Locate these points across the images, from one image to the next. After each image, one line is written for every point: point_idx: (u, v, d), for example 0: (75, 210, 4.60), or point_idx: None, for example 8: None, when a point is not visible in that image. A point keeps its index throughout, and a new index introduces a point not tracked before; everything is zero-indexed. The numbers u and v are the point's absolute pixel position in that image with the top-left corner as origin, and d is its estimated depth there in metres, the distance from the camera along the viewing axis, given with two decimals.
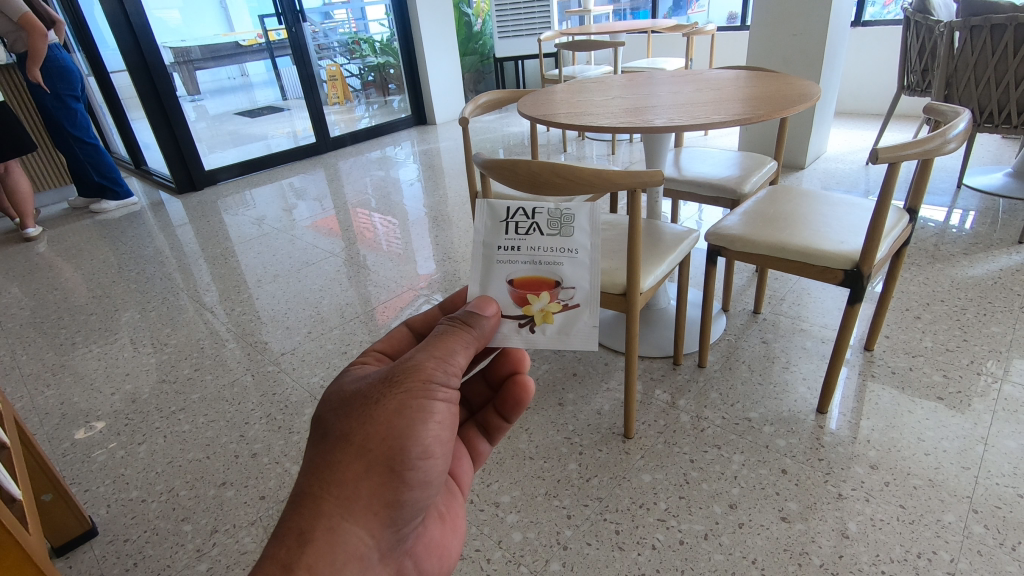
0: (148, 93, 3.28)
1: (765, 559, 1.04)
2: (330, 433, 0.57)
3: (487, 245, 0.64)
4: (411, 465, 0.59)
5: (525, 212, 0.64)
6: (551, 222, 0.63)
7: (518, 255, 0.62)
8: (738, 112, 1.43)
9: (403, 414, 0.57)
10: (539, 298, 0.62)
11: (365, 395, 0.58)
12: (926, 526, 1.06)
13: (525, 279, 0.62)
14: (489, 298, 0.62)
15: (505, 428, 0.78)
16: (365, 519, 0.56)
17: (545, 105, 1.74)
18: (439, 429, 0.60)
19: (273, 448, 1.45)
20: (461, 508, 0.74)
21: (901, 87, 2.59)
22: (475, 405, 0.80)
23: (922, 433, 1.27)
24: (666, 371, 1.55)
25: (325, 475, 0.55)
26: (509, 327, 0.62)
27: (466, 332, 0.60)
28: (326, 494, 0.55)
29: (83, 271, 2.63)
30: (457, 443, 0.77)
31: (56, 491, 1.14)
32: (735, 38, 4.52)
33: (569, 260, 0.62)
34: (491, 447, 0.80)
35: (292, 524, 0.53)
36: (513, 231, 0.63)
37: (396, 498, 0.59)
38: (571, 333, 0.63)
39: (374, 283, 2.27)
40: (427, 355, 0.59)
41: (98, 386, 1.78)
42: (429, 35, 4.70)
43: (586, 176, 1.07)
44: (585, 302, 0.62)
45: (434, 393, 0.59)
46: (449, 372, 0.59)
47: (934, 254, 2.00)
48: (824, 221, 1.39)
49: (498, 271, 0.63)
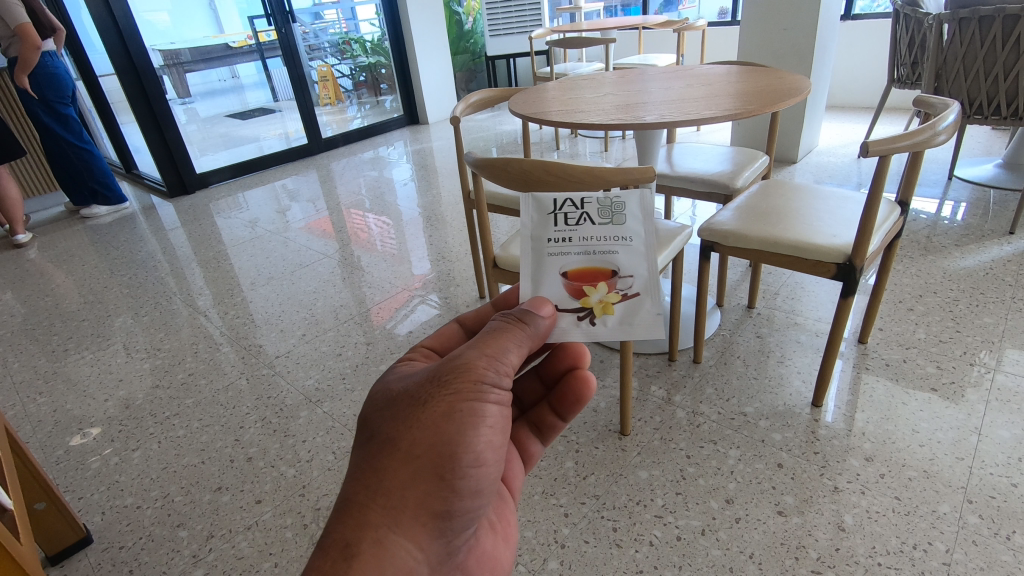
0: (138, 97, 3.26)
1: (761, 553, 1.04)
2: (377, 436, 0.57)
3: (536, 239, 0.63)
4: (462, 474, 0.58)
5: (572, 203, 0.63)
6: (601, 211, 0.62)
7: (570, 246, 0.61)
8: (729, 106, 1.43)
9: (452, 418, 0.57)
10: (596, 289, 0.60)
11: (413, 396, 0.58)
12: (921, 517, 1.07)
13: (579, 270, 0.61)
14: (543, 298, 0.61)
15: (560, 427, 0.77)
16: (413, 531, 0.56)
17: (537, 103, 1.73)
18: (491, 434, 0.59)
19: (269, 452, 1.44)
20: (512, 514, 0.74)
21: (891, 80, 2.60)
22: (527, 404, 0.79)
23: (916, 425, 1.27)
24: (662, 367, 1.55)
25: (371, 484, 0.55)
26: (568, 321, 0.61)
27: (521, 329, 0.59)
28: (373, 503, 0.55)
29: (75, 277, 2.60)
30: (510, 444, 0.77)
31: (49, 499, 1.13)
32: (725, 34, 4.52)
33: (624, 248, 0.61)
34: (544, 448, 0.79)
35: (337, 536, 0.53)
36: (563, 222, 0.62)
37: (444, 509, 0.59)
38: (634, 322, 0.60)
39: (369, 284, 2.25)
40: (478, 355, 0.58)
41: (90, 393, 1.76)
42: (420, 33, 4.68)
43: (578, 173, 1.07)
44: (645, 289, 0.61)
45: (485, 395, 0.58)
46: (501, 371, 0.59)
47: (926, 246, 2.01)
48: (819, 215, 1.39)
49: (551, 264, 0.61)
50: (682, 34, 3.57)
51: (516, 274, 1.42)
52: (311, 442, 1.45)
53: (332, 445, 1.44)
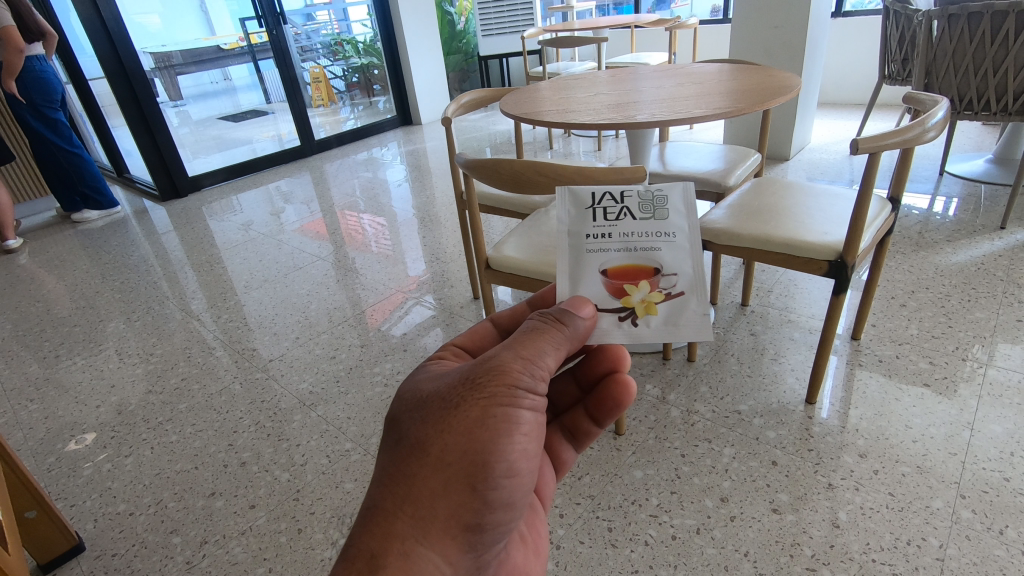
0: (128, 100, 3.24)
1: (756, 551, 1.04)
2: (406, 440, 0.57)
3: (575, 235, 0.63)
4: (496, 484, 0.58)
5: (612, 197, 0.62)
6: (642, 206, 0.61)
7: (610, 243, 0.61)
8: (720, 105, 1.43)
9: (485, 425, 0.56)
10: (638, 288, 0.59)
11: (445, 399, 0.57)
12: (914, 513, 1.07)
13: (620, 268, 0.60)
14: (583, 298, 0.61)
15: (595, 433, 0.76)
16: (442, 544, 0.56)
17: (529, 103, 1.73)
18: (525, 441, 0.59)
19: (263, 456, 1.43)
20: (544, 525, 0.74)
21: (882, 77, 2.61)
22: (562, 407, 0.79)
23: (909, 421, 1.28)
24: (657, 366, 1.55)
25: (399, 492, 0.55)
26: (609, 322, 0.60)
27: (559, 330, 0.59)
28: (400, 513, 0.55)
29: (67, 282, 2.59)
30: (544, 453, 0.77)
31: (40, 506, 1.12)
32: (718, 32, 4.54)
33: (667, 245, 0.60)
34: (576, 455, 0.79)
35: (363, 547, 0.53)
36: (602, 217, 0.62)
37: (474, 521, 0.58)
38: (679, 324, 0.59)
39: (363, 286, 2.25)
40: (513, 358, 0.58)
41: (83, 399, 1.75)
42: (413, 34, 4.67)
43: (568, 174, 1.06)
44: (690, 289, 0.59)
45: (520, 400, 0.58)
46: (536, 375, 0.58)
47: (918, 241, 2.02)
48: (811, 213, 1.39)
49: (590, 261, 0.61)
50: (673, 33, 3.58)
51: (509, 275, 1.41)
52: (304, 447, 1.44)
53: (326, 449, 1.43)
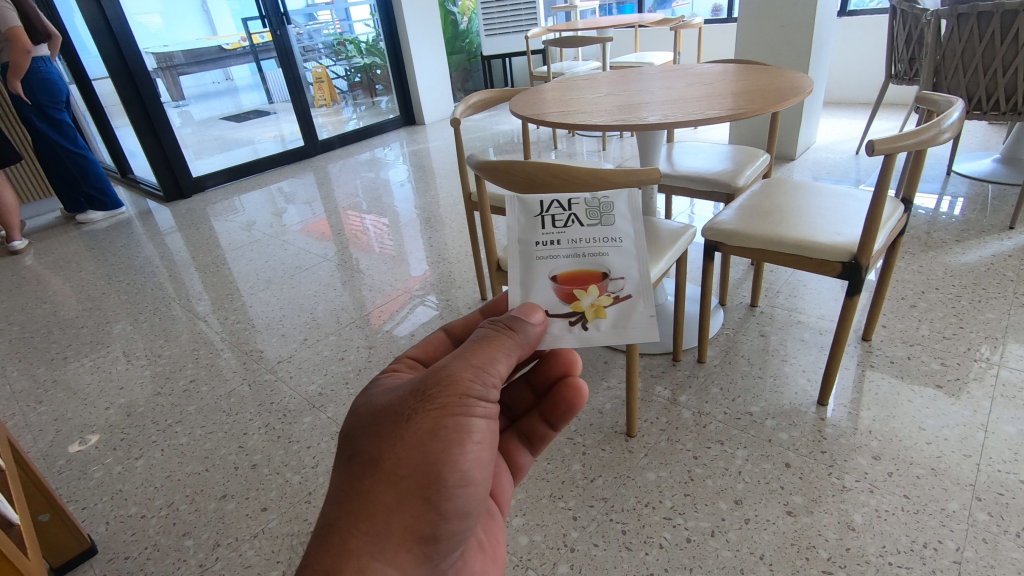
0: (132, 100, 3.24)
1: (772, 554, 1.04)
2: (360, 456, 0.57)
3: (524, 242, 0.66)
4: (449, 494, 0.58)
5: (561, 205, 0.67)
6: (589, 214, 0.66)
7: (559, 248, 0.65)
8: (732, 105, 1.42)
9: (438, 436, 0.56)
10: (587, 292, 0.62)
11: (397, 412, 0.57)
12: (930, 515, 1.07)
13: (570, 273, 0.63)
14: (533, 305, 0.63)
15: (551, 436, 0.78)
16: (398, 557, 0.56)
17: (536, 104, 1.73)
18: (478, 450, 0.59)
19: (273, 459, 1.43)
20: (500, 530, 0.75)
21: (889, 76, 2.60)
22: (517, 412, 0.80)
23: (922, 422, 1.27)
24: (666, 367, 1.55)
25: (354, 507, 0.55)
26: (559, 326, 0.62)
27: (511, 337, 0.60)
28: (355, 529, 0.54)
29: (72, 284, 2.59)
30: (499, 457, 0.77)
31: (54, 510, 1.12)
32: (722, 31, 4.53)
33: (614, 250, 0.64)
34: (532, 459, 0.80)
35: (317, 565, 0.52)
36: (550, 225, 0.66)
37: (430, 531, 0.58)
38: (628, 325, 0.62)
39: (368, 287, 2.24)
40: (463, 367, 0.58)
41: (91, 401, 1.75)
42: (416, 33, 4.67)
43: (582, 176, 1.05)
44: (637, 292, 0.63)
45: (471, 408, 0.58)
46: (488, 383, 0.58)
47: (926, 242, 2.01)
48: (821, 214, 1.39)
49: (540, 268, 0.64)
50: (678, 32, 3.57)
51: None
52: (315, 448, 1.44)
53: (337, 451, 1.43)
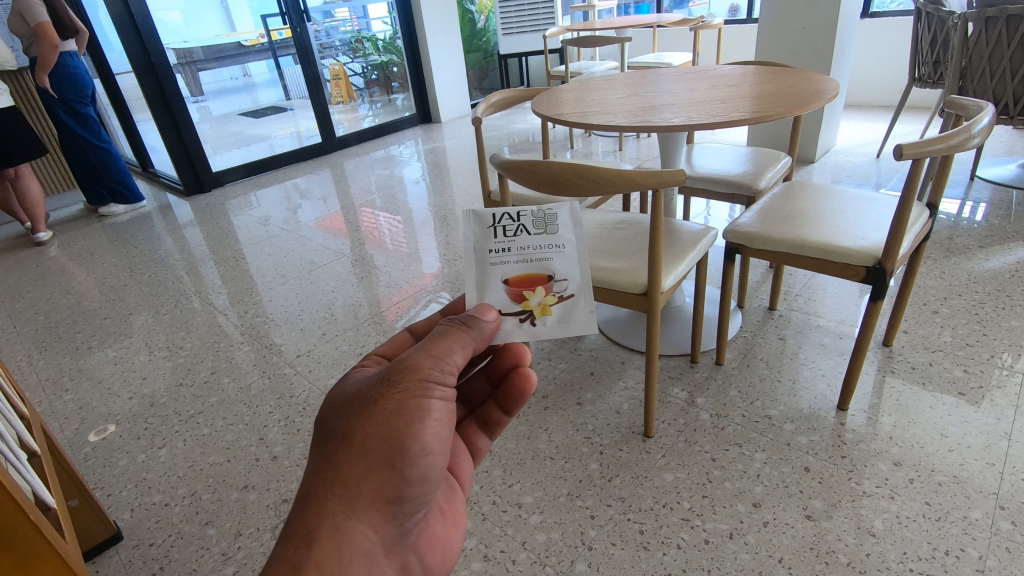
0: (155, 95, 3.28)
1: (791, 557, 1.04)
2: (333, 435, 0.60)
3: (479, 251, 0.69)
4: (411, 462, 0.62)
5: (510, 216, 0.70)
6: (536, 223, 0.69)
7: (509, 255, 0.68)
8: (756, 108, 1.42)
9: (401, 414, 0.60)
10: (535, 292, 0.66)
11: (365, 396, 0.61)
12: (953, 523, 1.06)
13: (520, 276, 0.67)
14: (488, 304, 0.66)
15: (506, 421, 0.80)
16: (369, 516, 0.60)
17: (556, 104, 1.73)
18: (437, 427, 0.63)
19: (293, 451, 1.45)
20: (463, 501, 0.77)
21: (912, 79, 2.57)
22: (476, 401, 0.82)
23: (945, 429, 1.26)
24: (684, 369, 1.55)
25: (330, 476, 0.59)
26: (511, 323, 0.65)
27: (465, 332, 0.63)
28: (331, 494, 0.59)
29: (95, 275, 2.63)
30: (457, 440, 0.80)
31: (82, 496, 1.14)
32: (741, 32, 4.50)
33: (558, 255, 0.67)
34: (491, 443, 0.82)
35: (299, 525, 0.57)
36: (501, 235, 0.69)
37: (396, 494, 0.62)
38: (572, 320, 0.66)
39: (384, 283, 2.26)
40: (423, 355, 0.62)
41: (115, 391, 1.78)
42: (433, 32, 4.69)
43: (609, 177, 1.06)
44: (579, 291, 0.66)
45: (431, 391, 0.62)
46: (446, 370, 0.62)
47: (949, 247, 1.99)
48: (844, 217, 1.38)
49: (493, 273, 0.68)
50: (697, 32, 3.54)
51: None
52: None
53: None
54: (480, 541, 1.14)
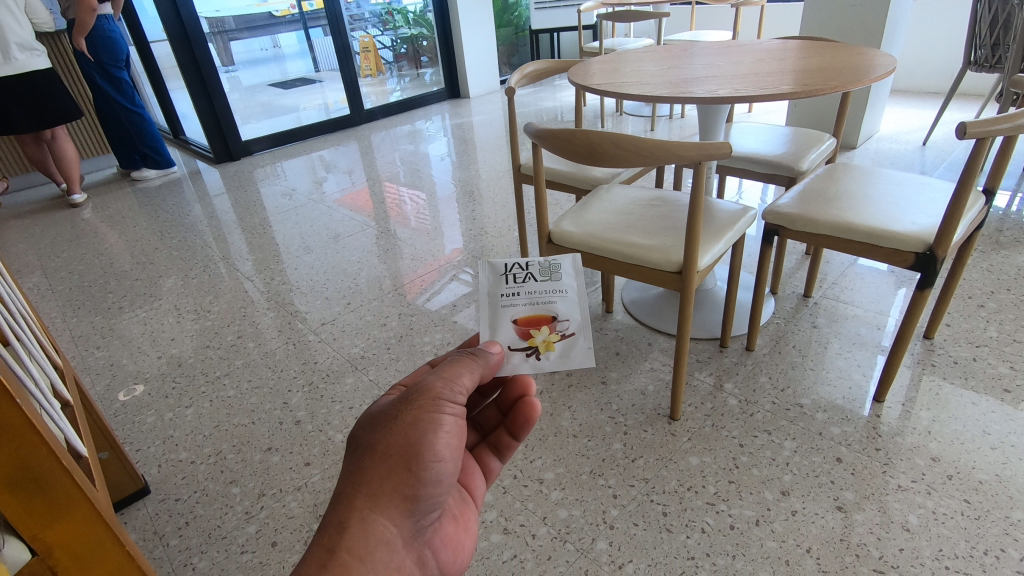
0: (188, 62, 3.30)
1: (820, 548, 1.01)
2: (360, 445, 0.60)
3: (490, 295, 0.69)
4: (426, 467, 0.60)
5: (520, 265, 0.70)
6: (541, 271, 0.70)
7: (518, 298, 0.68)
8: (806, 82, 1.35)
9: (418, 425, 0.60)
10: (540, 331, 0.66)
11: (386, 412, 0.61)
12: (993, 523, 1.02)
13: (527, 317, 0.67)
14: (495, 340, 0.66)
15: (516, 445, 0.77)
16: (390, 510, 0.59)
17: (591, 75, 1.68)
18: (450, 438, 0.62)
19: (316, 417, 1.46)
20: (475, 512, 0.74)
21: (967, 62, 2.43)
22: (486, 428, 0.79)
23: (987, 427, 1.21)
24: (713, 353, 1.51)
25: (356, 476, 0.59)
26: (518, 358, 0.65)
27: (472, 360, 0.63)
28: (358, 491, 0.58)
29: (127, 238, 2.68)
30: (468, 459, 0.78)
31: (113, 450, 1.17)
32: (784, 11, 4.32)
33: (561, 298, 0.68)
34: (502, 465, 0.80)
35: (332, 517, 0.57)
36: (511, 281, 0.69)
37: (413, 494, 0.60)
38: (572, 356, 0.65)
39: (407, 257, 2.26)
40: (436, 377, 0.62)
41: (144, 350, 1.82)
42: (465, 5, 4.61)
43: (651, 147, 1.02)
44: (580, 330, 0.67)
45: (444, 407, 0.61)
46: (457, 390, 0.62)
47: (998, 240, 1.90)
48: (893, 203, 1.31)
49: (502, 314, 0.67)
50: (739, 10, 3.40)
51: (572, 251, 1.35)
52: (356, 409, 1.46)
53: None
54: (501, 514, 1.13)
